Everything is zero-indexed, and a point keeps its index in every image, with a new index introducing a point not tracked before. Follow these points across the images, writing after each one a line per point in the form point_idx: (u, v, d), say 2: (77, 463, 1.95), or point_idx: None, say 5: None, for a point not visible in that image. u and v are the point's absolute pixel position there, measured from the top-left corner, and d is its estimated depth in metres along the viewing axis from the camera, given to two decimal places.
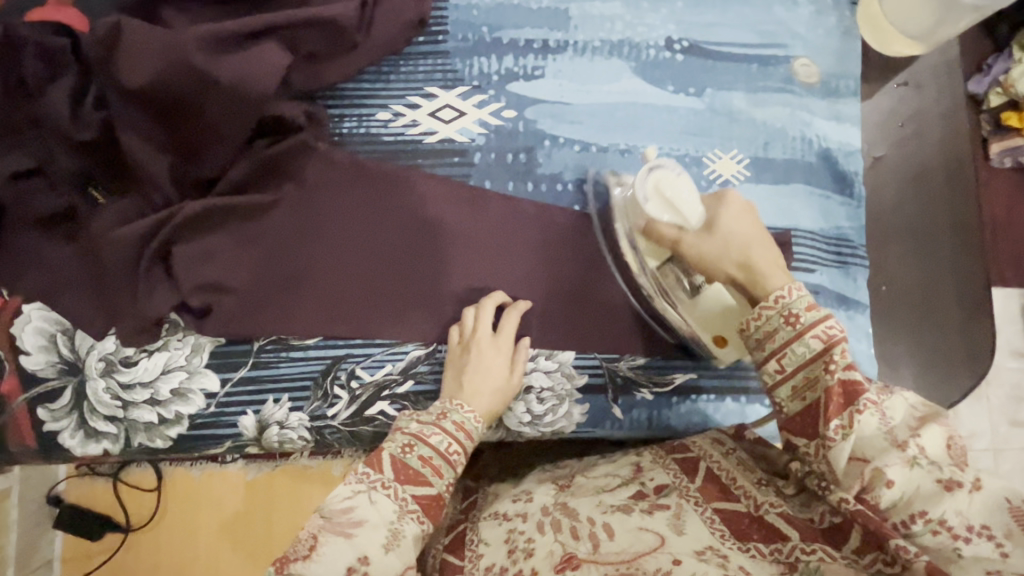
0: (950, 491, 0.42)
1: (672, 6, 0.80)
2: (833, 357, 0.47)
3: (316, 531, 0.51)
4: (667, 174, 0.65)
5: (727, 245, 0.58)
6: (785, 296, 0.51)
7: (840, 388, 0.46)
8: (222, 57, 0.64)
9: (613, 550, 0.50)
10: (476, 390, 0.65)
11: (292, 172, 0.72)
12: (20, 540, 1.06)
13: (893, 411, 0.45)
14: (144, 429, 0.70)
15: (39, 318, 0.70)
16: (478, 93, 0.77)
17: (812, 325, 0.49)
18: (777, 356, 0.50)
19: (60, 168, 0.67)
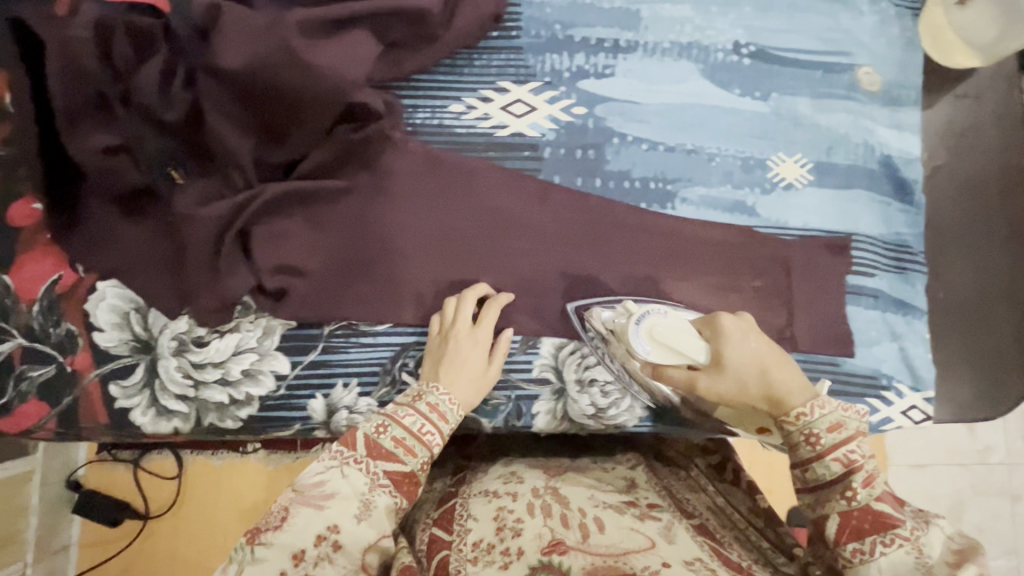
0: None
1: (741, 11, 0.82)
2: (853, 484, 0.51)
3: (288, 503, 0.51)
4: (658, 318, 0.69)
5: (741, 385, 0.62)
6: (805, 414, 0.55)
7: (858, 513, 0.50)
8: (317, 44, 0.67)
9: (601, 542, 0.52)
10: (454, 377, 0.64)
11: (370, 161, 0.74)
12: (40, 523, 1.05)
13: (928, 549, 0.47)
14: (215, 409, 0.71)
15: (113, 296, 0.71)
16: (549, 89, 0.79)
17: (833, 446, 0.53)
18: (806, 467, 0.54)
19: (148, 150, 0.68)
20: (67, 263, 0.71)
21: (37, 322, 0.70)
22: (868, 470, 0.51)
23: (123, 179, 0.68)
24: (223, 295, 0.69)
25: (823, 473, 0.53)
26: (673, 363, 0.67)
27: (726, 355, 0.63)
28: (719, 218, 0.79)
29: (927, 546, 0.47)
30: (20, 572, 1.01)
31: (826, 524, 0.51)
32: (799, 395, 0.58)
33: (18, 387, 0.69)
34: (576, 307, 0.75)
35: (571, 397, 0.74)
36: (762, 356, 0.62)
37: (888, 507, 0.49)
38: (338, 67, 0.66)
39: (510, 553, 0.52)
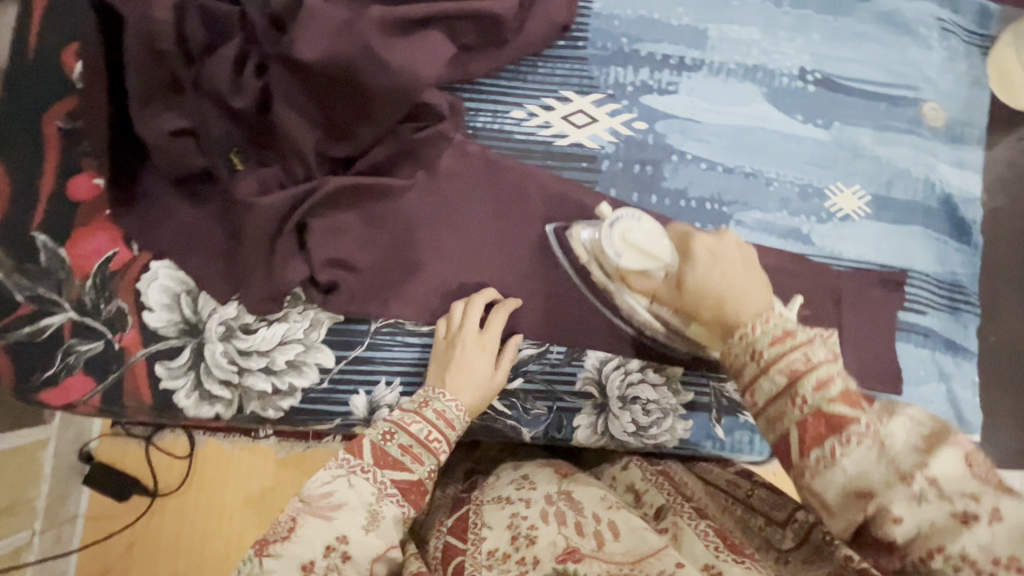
0: (968, 527, 0.34)
1: (809, 37, 0.81)
2: (801, 391, 0.41)
3: (295, 513, 0.50)
4: (632, 223, 0.69)
5: (698, 307, 0.58)
6: (747, 334, 0.46)
7: (811, 421, 0.40)
8: (393, 40, 0.66)
9: (618, 550, 0.48)
10: (460, 383, 0.63)
11: (427, 161, 0.73)
12: (50, 493, 1.05)
13: (892, 441, 0.38)
14: (257, 398, 0.71)
15: (165, 276, 0.71)
16: (612, 102, 0.78)
17: (777, 358, 0.43)
18: (751, 391, 0.45)
19: (211, 135, 0.68)
20: (122, 240, 0.72)
21: (89, 297, 0.70)
22: (819, 373, 0.41)
23: (185, 163, 0.69)
24: (279, 287, 0.69)
25: (766, 392, 0.43)
26: (644, 271, 0.69)
27: (689, 277, 0.61)
28: (774, 244, 0.78)
29: (892, 441, 0.38)
30: (27, 539, 1.01)
31: (789, 443, 0.41)
32: (747, 318, 0.49)
33: (66, 360, 0.70)
34: (557, 229, 0.75)
35: (613, 412, 0.74)
36: (725, 284, 0.56)
37: (844, 406, 0.40)
38: (416, 65, 0.66)
39: (526, 562, 0.50)
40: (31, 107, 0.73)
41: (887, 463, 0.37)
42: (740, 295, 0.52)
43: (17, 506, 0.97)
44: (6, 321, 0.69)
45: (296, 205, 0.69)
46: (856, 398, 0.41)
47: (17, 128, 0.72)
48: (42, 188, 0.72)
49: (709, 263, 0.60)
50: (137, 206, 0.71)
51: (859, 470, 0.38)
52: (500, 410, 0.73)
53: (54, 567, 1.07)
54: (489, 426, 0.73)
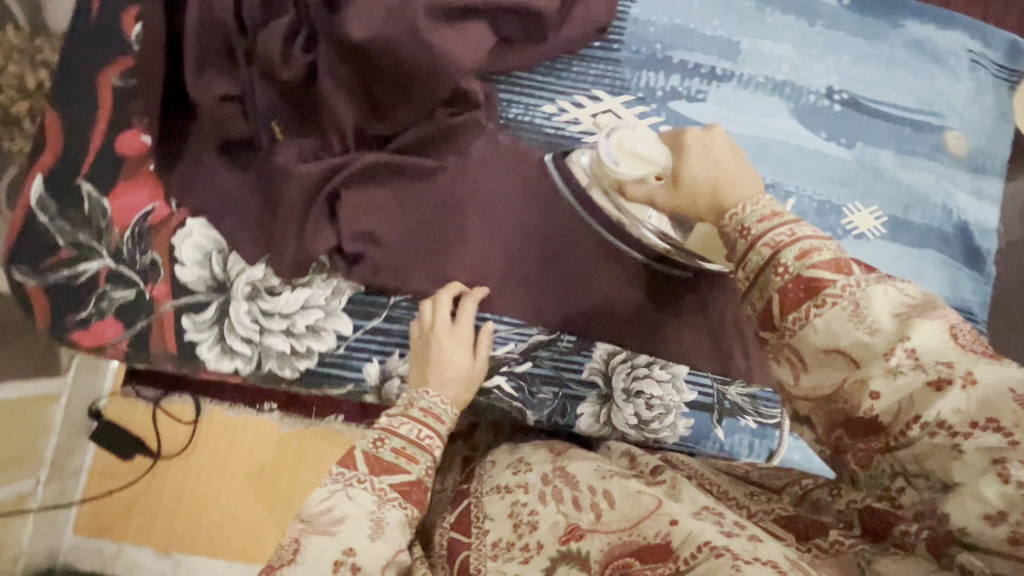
0: (941, 392, 0.36)
1: (839, 58, 0.83)
2: (783, 261, 0.42)
3: (298, 535, 0.51)
4: (628, 132, 0.69)
5: (693, 197, 0.57)
6: (737, 213, 0.47)
7: (793, 286, 0.41)
8: (439, 27, 0.69)
9: (615, 518, 0.49)
10: (443, 380, 0.65)
11: (459, 146, 0.76)
12: (58, 446, 1.08)
13: (869, 303, 0.39)
14: (276, 357, 0.74)
15: (199, 234, 0.75)
16: (641, 104, 0.80)
17: (764, 233, 0.44)
18: (741, 265, 0.45)
19: (257, 102, 0.71)
20: (162, 196, 0.75)
21: (126, 247, 0.74)
22: (802, 244, 0.42)
23: (230, 127, 0.72)
24: (307, 252, 0.71)
25: (753, 266, 0.44)
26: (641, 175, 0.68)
27: (683, 171, 0.58)
28: None
29: (869, 301, 0.40)
30: (32, 487, 1.04)
31: (770, 308, 0.43)
32: (744, 195, 0.49)
33: (99, 305, 0.73)
34: (554, 159, 0.78)
35: (616, 404, 0.75)
36: (721, 162, 0.56)
37: (827, 271, 0.41)
38: (458, 52, 0.69)
39: (530, 548, 0.53)
40: (89, 64, 0.77)
41: (862, 325, 0.39)
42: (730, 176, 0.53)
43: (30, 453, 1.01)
44: (47, 262, 0.73)
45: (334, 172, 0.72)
46: (846, 262, 0.41)
47: (75, 84, 0.76)
48: (92, 142, 0.76)
49: (704, 152, 0.58)
50: (178, 165, 0.75)
51: (831, 329, 0.40)
52: (507, 390, 0.75)
53: (55, 517, 1.12)
54: (496, 406, 0.75)
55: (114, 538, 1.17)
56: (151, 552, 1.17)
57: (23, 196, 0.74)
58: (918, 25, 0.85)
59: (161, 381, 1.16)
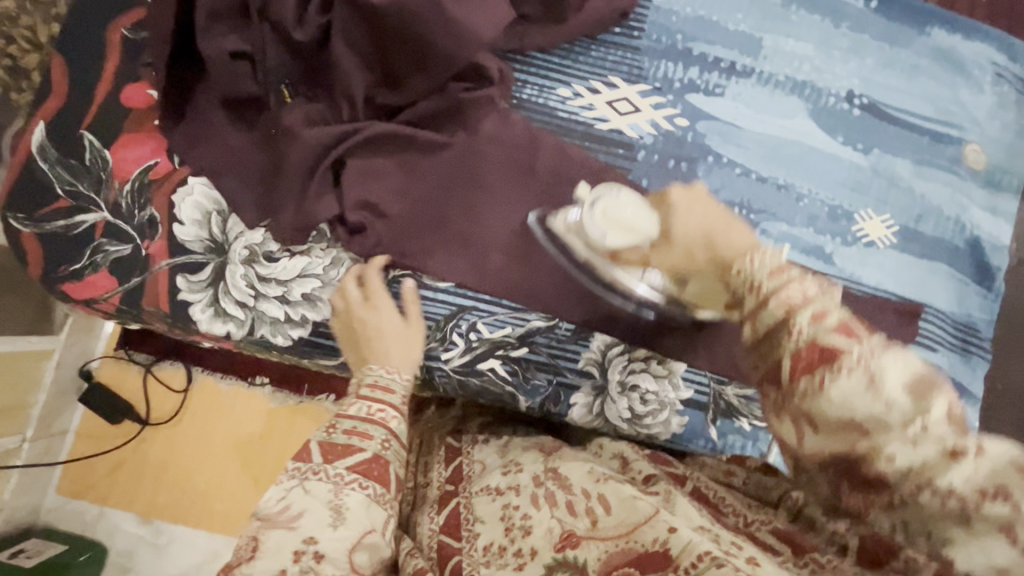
0: (956, 460, 0.34)
1: (862, 62, 0.81)
2: (797, 326, 0.39)
3: (256, 533, 0.50)
4: (612, 201, 0.67)
5: (688, 257, 0.52)
6: (744, 267, 0.43)
7: (805, 351, 0.38)
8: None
9: (613, 524, 0.52)
10: (385, 351, 0.65)
11: (469, 121, 0.74)
12: (46, 403, 1.09)
13: (883, 376, 0.36)
14: (269, 323, 0.72)
15: (200, 194, 0.73)
16: (657, 95, 0.79)
17: (776, 290, 0.41)
18: (749, 321, 0.42)
19: (268, 63, 0.70)
20: (165, 152, 0.74)
21: (125, 201, 0.72)
22: (815, 306, 0.39)
23: (238, 86, 0.71)
24: (308, 218, 0.71)
25: (765, 323, 0.41)
26: (629, 244, 0.62)
27: (672, 225, 0.54)
28: (796, 258, 0.78)
29: (883, 372, 0.36)
30: (17, 443, 1.05)
31: (778, 368, 0.39)
32: (742, 248, 0.46)
33: (93, 258, 0.71)
34: (538, 219, 0.75)
35: (610, 397, 0.74)
36: (708, 216, 0.51)
37: (839, 338, 0.38)
38: (477, 26, 0.68)
39: (523, 554, 0.54)
40: (101, 14, 0.76)
41: (877, 401, 0.36)
42: (726, 225, 0.50)
43: (14, 409, 1.03)
44: (44, 211, 0.72)
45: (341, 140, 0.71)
46: (852, 327, 0.39)
47: (85, 33, 0.75)
48: (98, 92, 0.74)
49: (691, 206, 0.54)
50: (185, 121, 0.74)
51: (847, 401, 0.36)
52: (501, 374, 0.74)
53: (38, 475, 1.12)
54: (489, 389, 0.74)
55: (96, 501, 1.16)
56: (131, 517, 1.16)
57: (25, 142, 0.73)
58: (944, 34, 0.84)
59: (154, 346, 1.17)
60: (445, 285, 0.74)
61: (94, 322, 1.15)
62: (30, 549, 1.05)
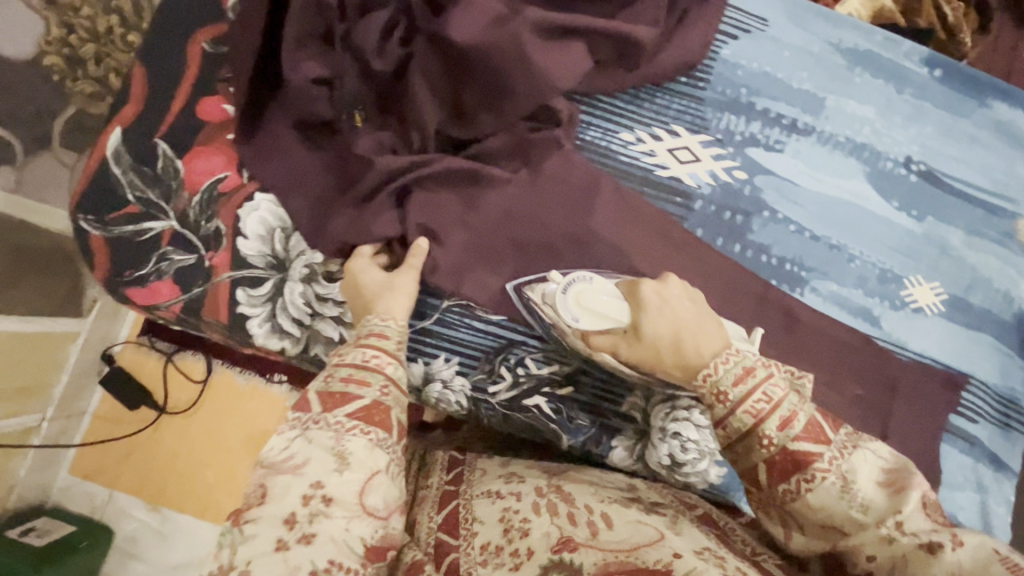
0: (933, 554, 0.45)
1: (922, 129, 0.82)
2: (766, 433, 0.52)
3: (263, 480, 0.54)
4: (584, 286, 0.69)
5: (656, 352, 0.63)
6: (713, 374, 0.57)
7: (780, 457, 0.51)
8: (542, 44, 0.70)
9: (612, 538, 0.55)
10: (372, 302, 0.66)
11: (533, 160, 0.76)
12: (68, 383, 1.11)
13: (854, 476, 0.50)
14: (323, 342, 0.74)
15: (266, 210, 0.74)
16: (717, 146, 0.80)
17: (741, 400, 0.54)
18: (722, 425, 0.55)
19: (345, 90, 0.71)
20: (234, 166, 0.75)
21: (193, 212, 0.74)
22: (781, 412, 0.53)
23: (313, 109, 0.72)
24: (362, 236, 0.71)
25: (736, 429, 0.54)
26: (603, 331, 0.69)
27: (644, 322, 0.64)
28: (842, 318, 0.79)
29: (856, 474, 0.50)
30: (37, 422, 1.08)
31: (758, 472, 0.53)
32: (706, 357, 0.59)
33: (159, 264, 0.73)
34: (517, 287, 0.74)
35: (652, 442, 0.74)
36: (679, 319, 0.63)
37: (808, 442, 0.51)
38: (558, 72, 0.70)
39: (520, 553, 0.56)
40: (184, 26, 0.78)
41: (852, 502, 0.49)
42: (696, 324, 0.62)
43: (39, 388, 1.05)
44: (114, 215, 0.74)
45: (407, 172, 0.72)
46: (819, 426, 0.53)
47: (166, 43, 0.77)
48: (175, 103, 0.76)
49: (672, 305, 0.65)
50: (258, 138, 0.75)
51: (825, 501, 0.50)
52: (546, 411, 0.75)
53: (53, 454, 1.14)
54: (533, 424, 0.76)
55: (105, 484, 1.18)
56: (140, 504, 1.17)
57: (100, 144, 0.75)
58: (1005, 107, 0.85)
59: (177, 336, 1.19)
60: (496, 317, 0.75)
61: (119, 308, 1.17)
62: (40, 527, 1.08)
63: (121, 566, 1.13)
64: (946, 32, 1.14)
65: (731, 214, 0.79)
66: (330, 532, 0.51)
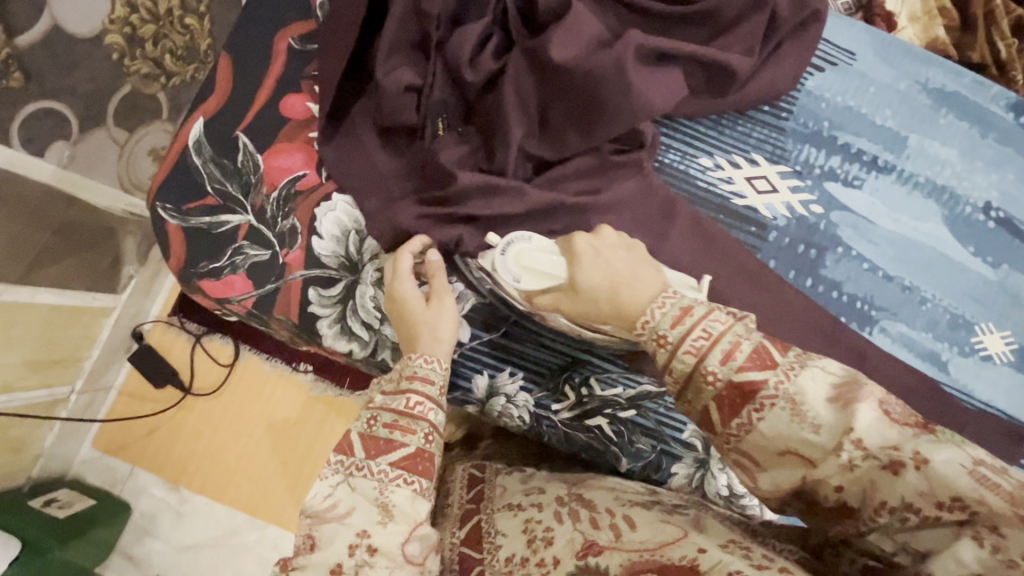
0: (897, 475, 0.40)
1: (1004, 175, 0.81)
2: (711, 368, 0.46)
3: (310, 530, 0.52)
4: (524, 245, 0.66)
5: (595, 304, 0.60)
6: (651, 320, 0.51)
7: (727, 392, 0.45)
8: (637, 67, 0.70)
9: (636, 538, 0.53)
10: (416, 341, 0.64)
11: (611, 180, 0.74)
12: (98, 358, 1.09)
13: (802, 397, 0.43)
14: (390, 347, 0.73)
15: (342, 211, 0.74)
16: (796, 178, 0.79)
17: (682, 340, 0.48)
18: (669, 372, 0.49)
19: (435, 98, 0.72)
20: (314, 164, 0.75)
21: (270, 208, 0.74)
22: (722, 345, 0.46)
23: (400, 115, 0.72)
24: (420, 241, 0.70)
25: (681, 371, 0.48)
26: (544, 288, 0.66)
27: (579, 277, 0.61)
28: (911, 362, 0.77)
29: (803, 396, 0.43)
30: (66, 394, 1.06)
31: (710, 413, 0.47)
32: (643, 304, 0.54)
33: (234, 258, 0.74)
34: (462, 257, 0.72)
35: (711, 471, 0.74)
36: (615, 270, 0.59)
37: (753, 371, 0.45)
38: (652, 97, 0.70)
39: (546, 563, 0.55)
40: (276, 21, 0.79)
41: (804, 424, 0.43)
42: (631, 274, 0.58)
43: (70, 361, 1.02)
44: (192, 205, 0.74)
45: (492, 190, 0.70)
46: (765, 350, 0.46)
47: (257, 38, 0.78)
48: (258, 96, 0.77)
49: (615, 250, 0.62)
50: (338, 139, 0.75)
51: (777, 430, 0.44)
52: (609, 432, 0.74)
53: (78, 428, 1.13)
54: (594, 445, 0.75)
55: (128, 459, 1.16)
56: (160, 482, 1.16)
57: (184, 133, 0.76)
58: None
59: (208, 318, 1.14)
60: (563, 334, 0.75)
61: (151, 286, 1.12)
62: (62, 499, 1.06)
63: (137, 542, 1.12)
64: (998, 69, 1.10)
65: (806, 246, 0.78)
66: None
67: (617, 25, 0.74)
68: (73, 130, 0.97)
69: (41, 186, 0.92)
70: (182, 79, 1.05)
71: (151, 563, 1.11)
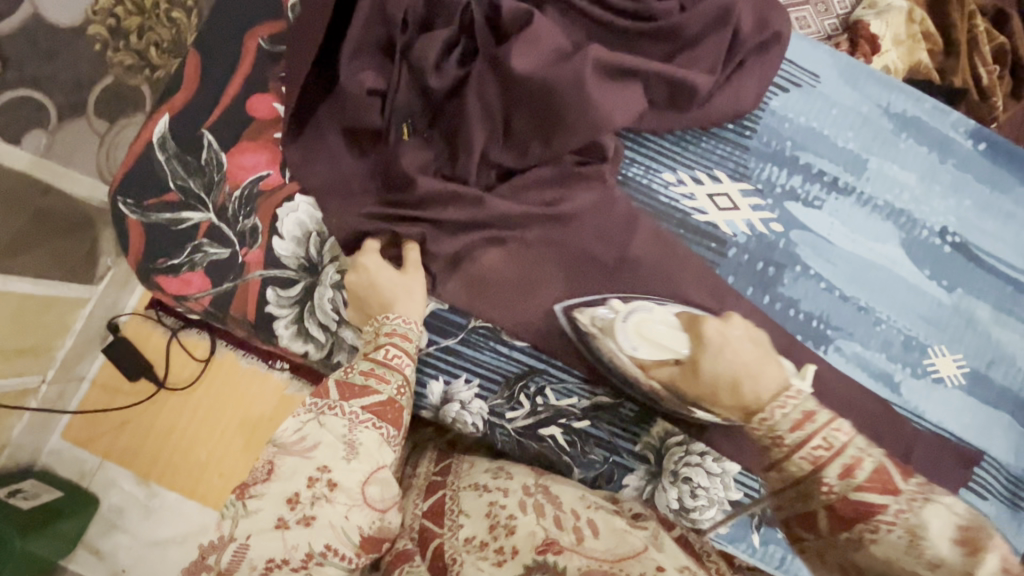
0: None
1: (961, 201, 0.83)
2: (826, 479, 0.46)
3: (273, 457, 0.53)
4: (644, 315, 0.68)
5: (715, 390, 0.58)
6: (767, 417, 0.50)
7: (840, 505, 0.45)
8: (600, 82, 0.71)
9: (598, 547, 0.55)
10: (393, 300, 0.66)
11: (574, 189, 0.75)
12: (71, 348, 1.08)
13: (923, 531, 0.40)
14: (347, 350, 0.73)
15: (304, 212, 0.74)
16: (757, 196, 0.80)
17: (798, 445, 0.48)
18: (779, 469, 0.49)
19: (399, 104, 0.73)
20: (278, 165, 0.76)
21: (231, 206, 0.74)
22: (843, 459, 0.46)
23: (363, 118, 0.73)
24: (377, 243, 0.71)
25: (794, 472, 0.48)
26: (661, 362, 0.65)
27: (703, 362, 0.59)
28: (864, 382, 0.77)
29: (924, 529, 0.40)
30: (36, 384, 1.04)
31: (819, 519, 0.46)
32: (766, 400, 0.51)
33: (192, 256, 0.74)
34: (566, 308, 0.72)
35: (662, 484, 0.74)
36: (734, 361, 0.56)
37: (871, 492, 0.44)
38: (612, 111, 0.71)
39: (504, 552, 0.55)
40: (246, 21, 0.79)
41: (920, 560, 0.39)
42: (756, 365, 0.55)
43: (45, 349, 1.02)
44: (154, 201, 0.74)
45: (572, 267, 0.74)
46: (887, 472, 0.45)
47: (225, 37, 0.79)
48: (224, 95, 0.77)
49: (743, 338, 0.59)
50: (302, 139, 0.75)
51: (889, 557, 0.41)
52: (561, 443, 0.75)
53: (48, 419, 1.11)
54: (546, 455, 0.75)
55: (97, 452, 1.14)
56: (129, 476, 1.14)
57: (148, 129, 0.76)
58: None
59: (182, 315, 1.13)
60: (519, 343, 0.75)
61: (130, 278, 1.13)
62: (28, 490, 1.05)
63: (104, 535, 1.11)
64: (979, 94, 1.13)
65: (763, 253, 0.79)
66: (330, 518, 0.51)
67: (580, 39, 0.76)
68: (52, 119, 0.94)
69: (17, 174, 0.88)
70: (165, 72, 1.07)
71: (117, 558, 1.10)
